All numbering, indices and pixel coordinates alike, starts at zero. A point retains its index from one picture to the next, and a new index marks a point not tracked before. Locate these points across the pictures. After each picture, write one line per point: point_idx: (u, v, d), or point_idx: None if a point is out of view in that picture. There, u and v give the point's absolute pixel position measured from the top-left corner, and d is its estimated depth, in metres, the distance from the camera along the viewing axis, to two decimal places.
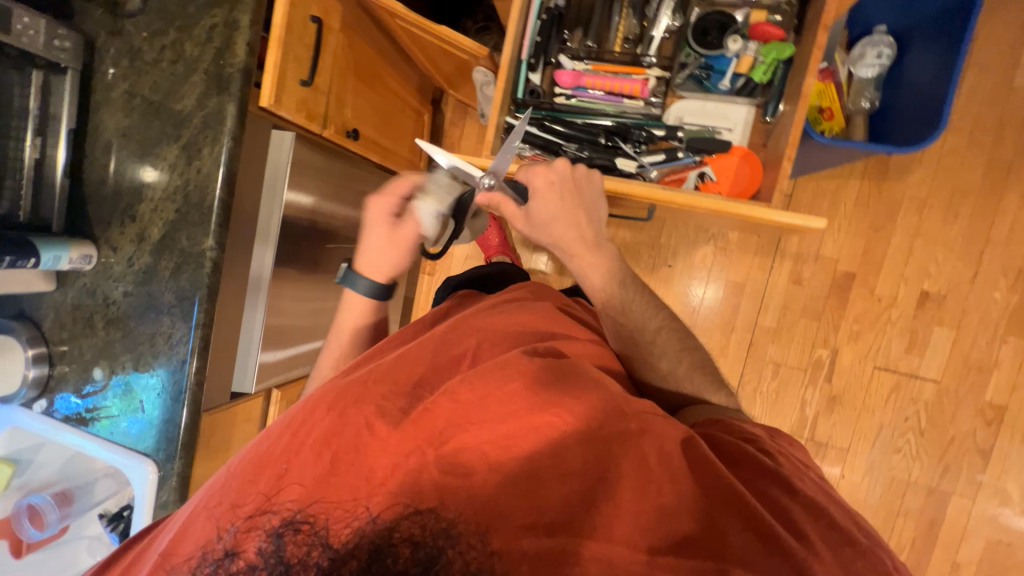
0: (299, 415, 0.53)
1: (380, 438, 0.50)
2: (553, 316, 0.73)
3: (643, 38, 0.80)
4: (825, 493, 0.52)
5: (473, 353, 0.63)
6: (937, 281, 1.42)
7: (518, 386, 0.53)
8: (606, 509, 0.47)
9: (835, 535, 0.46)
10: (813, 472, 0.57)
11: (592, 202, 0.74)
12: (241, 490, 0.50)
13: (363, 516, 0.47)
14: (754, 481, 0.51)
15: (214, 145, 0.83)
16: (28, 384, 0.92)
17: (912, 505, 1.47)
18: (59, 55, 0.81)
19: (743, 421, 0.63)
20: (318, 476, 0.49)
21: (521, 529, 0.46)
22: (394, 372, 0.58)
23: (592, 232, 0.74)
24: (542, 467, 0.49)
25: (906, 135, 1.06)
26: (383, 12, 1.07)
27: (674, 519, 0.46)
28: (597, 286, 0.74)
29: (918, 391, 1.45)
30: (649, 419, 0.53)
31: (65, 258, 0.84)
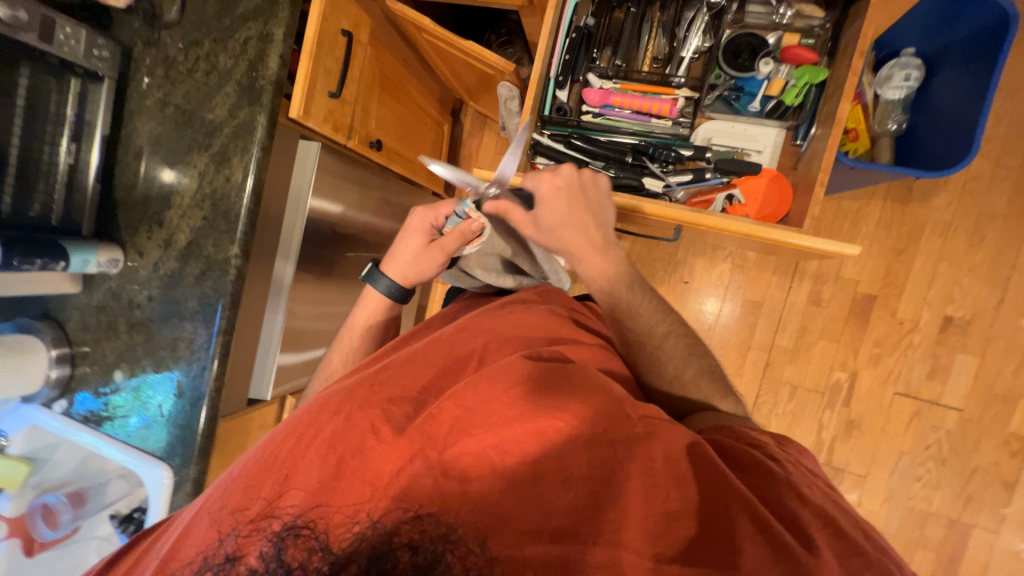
0: (303, 419, 0.52)
1: (385, 442, 0.49)
2: (560, 317, 0.72)
3: (672, 58, 0.80)
4: (835, 501, 0.49)
5: (479, 354, 0.61)
6: (962, 307, 1.39)
7: (523, 393, 0.51)
8: (613, 515, 0.45)
9: (843, 546, 0.44)
10: (823, 479, 0.54)
11: (596, 209, 0.72)
12: (242, 494, 0.49)
13: (363, 520, 0.46)
14: (762, 487, 0.49)
15: (244, 155, 0.85)
16: (50, 384, 0.93)
17: (931, 536, 1.43)
18: (98, 64, 0.82)
19: (750, 427, 0.61)
20: (321, 481, 0.48)
21: (524, 536, 0.45)
22: (399, 377, 0.57)
23: (598, 239, 0.72)
24: (544, 465, 0.47)
25: (935, 158, 1.05)
26: (411, 25, 1.09)
27: (682, 528, 0.45)
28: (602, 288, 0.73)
29: (940, 418, 1.41)
30: (655, 424, 0.51)
31: (93, 262, 0.85)
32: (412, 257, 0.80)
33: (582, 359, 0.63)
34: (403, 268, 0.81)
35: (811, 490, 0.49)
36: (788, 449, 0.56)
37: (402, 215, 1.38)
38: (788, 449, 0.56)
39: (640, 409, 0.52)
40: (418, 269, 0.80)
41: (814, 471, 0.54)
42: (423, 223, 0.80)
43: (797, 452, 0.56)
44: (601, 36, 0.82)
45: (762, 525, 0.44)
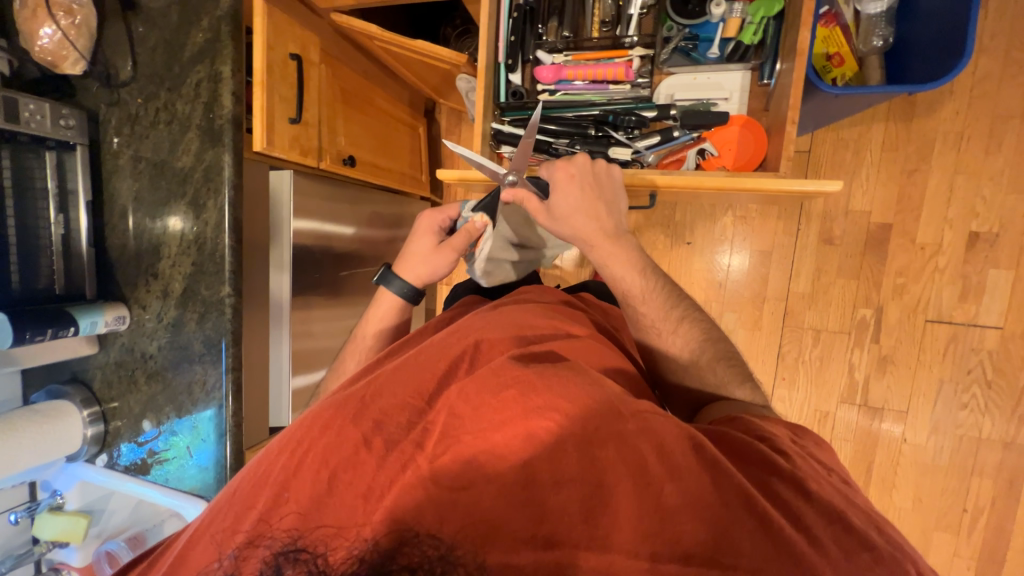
0: (298, 431, 0.49)
1: (378, 455, 0.45)
2: (552, 316, 0.70)
3: (620, 18, 0.76)
4: (843, 496, 0.47)
5: (470, 357, 0.58)
6: (988, 219, 1.30)
7: (514, 394, 0.47)
8: (605, 518, 0.43)
9: (849, 540, 0.42)
10: (834, 472, 0.51)
11: (610, 196, 0.71)
12: (238, 512, 0.45)
13: (363, 543, 0.42)
14: (766, 481, 0.46)
15: (217, 196, 0.86)
16: (88, 441, 0.99)
17: (987, 463, 1.37)
18: (67, 133, 0.85)
19: (760, 418, 0.58)
20: (314, 496, 0.44)
21: (518, 542, 0.42)
22: (392, 384, 0.53)
23: (612, 227, 0.71)
24: (539, 471, 0.44)
25: (931, 67, 0.97)
26: (362, 36, 1.08)
27: (677, 524, 0.42)
28: (616, 274, 0.70)
29: (979, 341, 1.34)
30: (648, 418, 0.48)
31: (101, 322, 0.90)
32: (424, 257, 0.83)
33: (578, 355, 0.61)
34: (416, 267, 0.83)
35: (818, 486, 0.47)
36: (796, 442, 0.54)
37: (393, 224, 1.38)
38: (797, 442, 0.54)
39: (637, 406, 0.50)
40: (430, 269, 0.82)
41: (824, 463, 0.52)
42: (431, 224, 0.84)
43: (806, 445, 0.54)
44: (545, 9, 0.79)
45: (765, 521, 0.42)
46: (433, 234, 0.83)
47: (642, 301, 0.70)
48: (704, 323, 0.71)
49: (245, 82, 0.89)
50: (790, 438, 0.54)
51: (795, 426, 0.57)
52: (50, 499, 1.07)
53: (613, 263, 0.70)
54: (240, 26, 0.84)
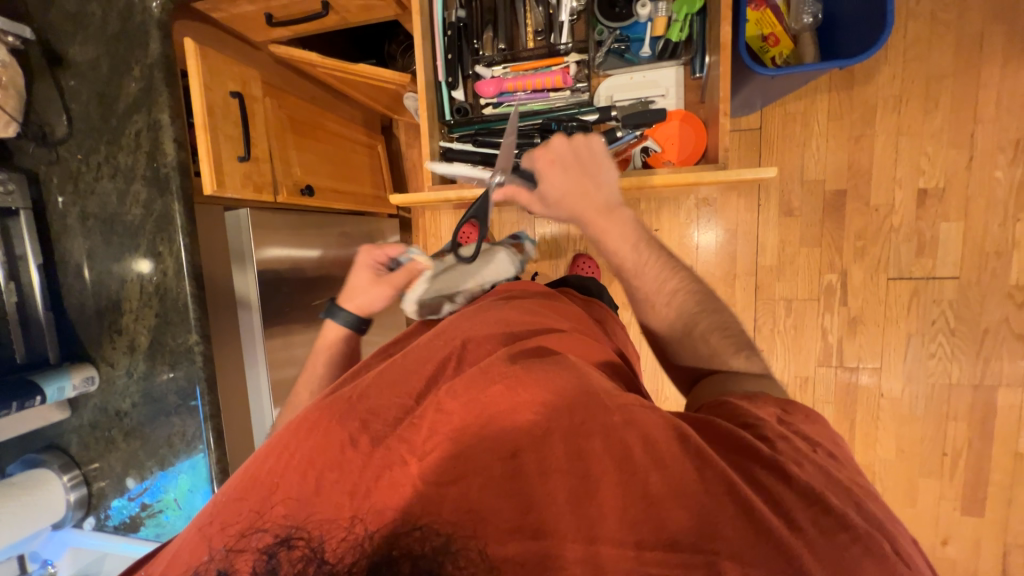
0: (284, 436, 0.47)
1: (363, 454, 0.44)
2: (536, 312, 0.69)
3: (552, 26, 0.76)
4: (825, 477, 0.43)
5: (458, 355, 0.57)
6: (934, 175, 1.35)
7: (501, 389, 0.46)
8: (596, 506, 0.41)
9: (828, 521, 0.39)
10: (820, 448, 0.46)
11: (597, 172, 0.68)
12: (230, 508, 0.44)
13: (359, 531, 0.41)
14: (742, 466, 0.43)
15: (172, 244, 0.85)
16: (73, 506, 0.97)
17: (960, 406, 1.43)
18: (8, 200, 0.83)
19: (750, 399, 0.52)
20: (302, 497, 0.43)
21: (507, 533, 0.40)
22: (379, 386, 0.52)
23: (610, 200, 0.68)
24: (525, 459, 0.42)
25: (860, 38, 1.00)
26: (304, 64, 1.07)
27: (663, 512, 0.40)
28: (604, 248, 0.67)
29: (939, 292, 1.40)
30: (633, 410, 0.46)
31: (68, 386, 0.88)
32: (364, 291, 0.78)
33: (565, 346, 0.60)
34: (357, 299, 0.79)
35: (799, 468, 0.43)
36: (783, 423, 0.48)
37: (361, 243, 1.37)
38: (783, 422, 0.48)
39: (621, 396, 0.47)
40: (369, 300, 0.79)
41: (808, 439, 0.47)
42: (368, 260, 0.80)
43: (793, 423, 0.48)
44: (478, 22, 0.79)
45: (746, 509, 0.39)
46: (370, 268, 0.79)
47: (642, 272, 0.66)
48: (684, 289, 0.65)
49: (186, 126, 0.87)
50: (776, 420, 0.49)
51: (786, 403, 0.52)
52: (42, 570, 1.04)
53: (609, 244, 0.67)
54: (173, 70, 0.83)
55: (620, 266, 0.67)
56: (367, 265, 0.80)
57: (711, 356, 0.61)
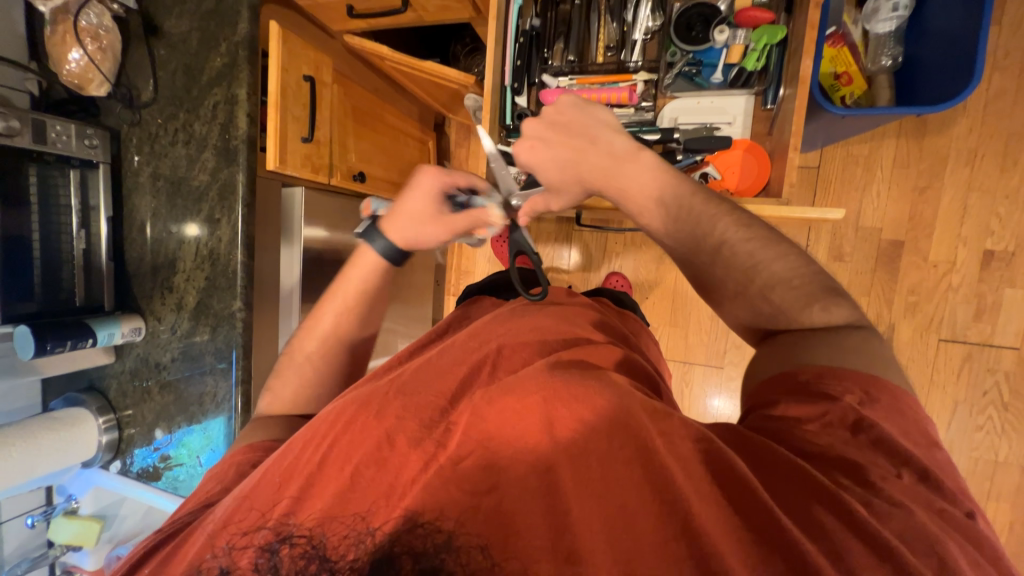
0: (320, 427, 0.48)
1: (401, 454, 0.45)
2: (571, 320, 0.68)
3: (625, 43, 0.77)
4: (906, 514, 0.39)
5: (493, 360, 0.57)
6: (1003, 238, 1.28)
7: (538, 400, 0.46)
8: (629, 542, 0.39)
9: (878, 558, 0.36)
10: (904, 471, 0.43)
11: (590, 128, 0.64)
12: (262, 492, 0.46)
13: (363, 529, 0.41)
14: (804, 503, 0.40)
15: (230, 214, 0.89)
16: (103, 448, 1.02)
17: (1004, 487, 1.33)
18: (90, 153, 0.88)
19: (807, 390, 0.48)
20: (337, 493, 0.44)
21: (534, 553, 0.39)
22: (414, 383, 0.53)
23: (623, 147, 0.64)
24: (561, 478, 0.42)
25: (941, 87, 0.96)
26: (374, 56, 1.11)
27: (700, 549, 0.38)
28: (639, 205, 0.64)
29: (995, 361, 1.31)
30: (676, 441, 0.44)
31: (118, 334, 0.93)
32: (413, 223, 0.70)
33: (603, 362, 0.59)
34: (404, 229, 0.70)
35: (871, 507, 0.40)
36: (858, 436, 0.45)
37: None
38: (858, 433, 0.45)
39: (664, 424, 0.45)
40: (420, 240, 0.71)
41: (888, 454, 0.43)
42: (431, 184, 0.69)
43: (872, 430, 0.44)
44: (549, 33, 0.80)
45: (797, 561, 0.36)
46: (430, 195, 0.69)
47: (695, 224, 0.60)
48: (746, 241, 0.58)
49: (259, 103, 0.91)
50: (848, 433, 0.45)
51: (867, 384, 0.47)
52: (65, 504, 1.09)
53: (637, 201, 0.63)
54: (257, 50, 0.87)
55: (674, 216, 0.61)
56: (420, 191, 0.70)
57: (779, 316, 0.56)
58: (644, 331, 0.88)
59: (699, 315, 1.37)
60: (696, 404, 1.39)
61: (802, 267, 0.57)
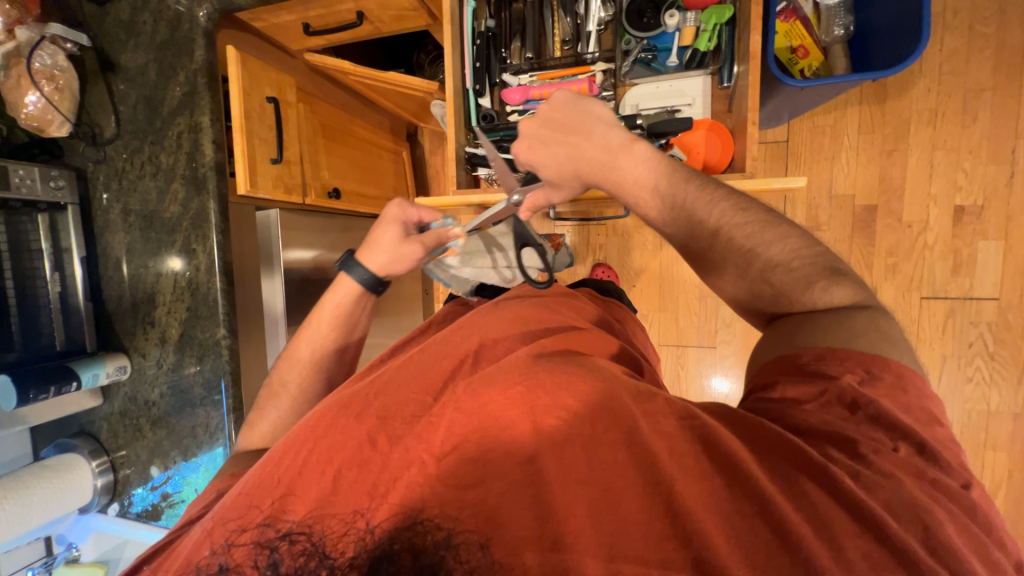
0: (300, 433, 0.48)
1: (382, 453, 0.45)
2: (557, 310, 0.69)
3: (580, 35, 0.78)
4: (891, 483, 0.40)
5: (476, 354, 0.57)
6: (971, 192, 1.31)
7: (520, 391, 0.45)
8: (616, 519, 0.40)
9: (865, 531, 0.38)
10: (902, 444, 0.43)
11: (584, 124, 0.64)
12: (247, 498, 0.45)
13: (362, 526, 0.41)
14: (791, 476, 0.41)
15: (205, 241, 0.88)
16: (99, 491, 1.00)
17: (999, 434, 1.35)
18: (58, 195, 0.87)
19: (811, 373, 0.48)
20: (319, 496, 0.43)
21: (523, 540, 0.39)
22: (398, 381, 0.52)
23: (616, 138, 0.64)
24: (545, 466, 0.42)
25: (893, 51, 0.99)
26: (337, 72, 1.11)
27: (688, 524, 0.39)
28: (635, 193, 0.63)
29: (977, 313, 1.34)
30: (660, 421, 0.44)
31: (102, 373, 0.91)
32: (387, 252, 0.72)
33: (587, 348, 0.60)
34: (381, 256, 0.73)
35: (860, 479, 0.40)
36: (855, 413, 0.45)
37: None
38: (855, 411, 0.45)
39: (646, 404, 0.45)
40: (397, 266, 0.74)
41: (884, 428, 0.44)
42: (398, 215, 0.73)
43: (870, 407, 0.45)
44: (504, 31, 0.81)
45: (781, 531, 0.38)
46: (395, 225, 0.73)
47: (691, 212, 0.61)
48: (740, 225, 0.59)
49: (223, 127, 0.91)
50: (846, 411, 0.46)
51: (869, 362, 0.48)
52: (66, 553, 1.07)
53: (632, 189, 0.63)
54: (216, 76, 0.87)
55: (667, 204, 0.62)
56: (389, 222, 0.73)
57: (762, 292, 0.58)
58: (629, 316, 0.90)
59: (686, 297, 1.38)
60: (692, 385, 1.40)
61: (805, 251, 0.57)
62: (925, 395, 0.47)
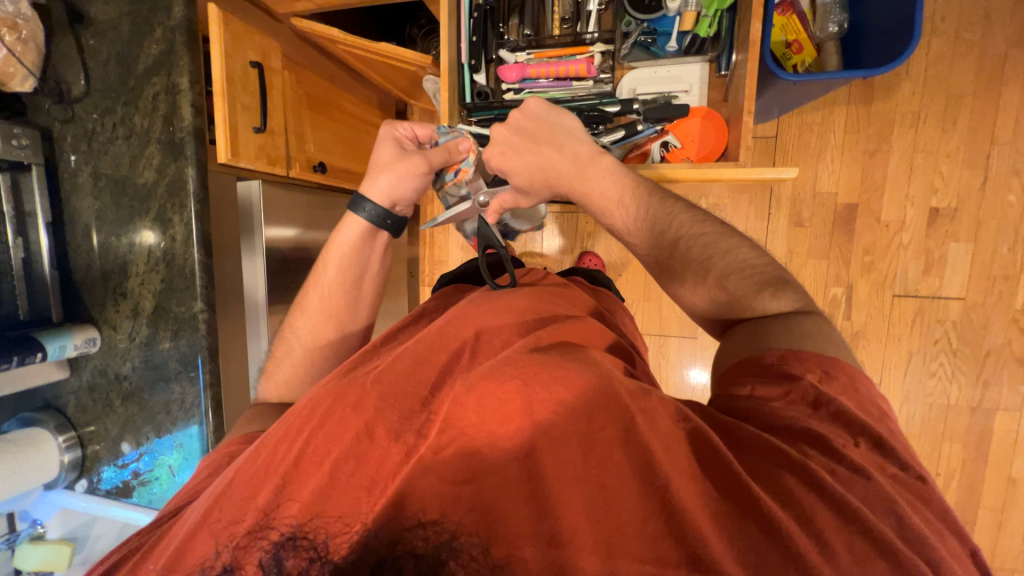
0: (296, 420, 0.48)
1: (382, 445, 0.44)
2: (550, 300, 0.68)
3: (580, 15, 0.77)
4: (865, 480, 0.42)
5: (472, 347, 0.56)
6: (946, 195, 1.35)
7: (517, 385, 0.45)
8: (614, 514, 0.40)
9: (850, 526, 0.39)
10: (860, 438, 0.45)
11: (556, 137, 0.68)
12: (240, 499, 0.44)
13: (364, 529, 0.41)
14: (773, 474, 0.42)
15: (183, 210, 0.84)
16: (66, 467, 0.97)
17: (957, 426, 1.43)
18: (22, 154, 0.82)
19: (777, 371, 0.51)
20: (316, 489, 0.43)
21: (521, 537, 0.39)
22: (393, 372, 0.51)
23: (583, 151, 0.68)
24: (542, 458, 0.42)
25: (883, 51, 1.00)
26: (324, 39, 1.06)
27: (685, 522, 0.39)
28: (601, 203, 0.67)
29: (944, 311, 1.39)
30: (657, 418, 0.45)
31: (70, 345, 0.87)
32: (392, 172, 0.73)
33: (580, 338, 0.60)
34: (382, 183, 0.73)
35: (836, 474, 0.42)
36: (819, 410, 0.47)
37: None
38: (818, 408, 0.47)
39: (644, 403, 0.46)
40: (404, 187, 0.73)
41: (846, 425, 0.46)
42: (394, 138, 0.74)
43: (830, 405, 0.47)
44: (502, 8, 0.80)
45: (773, 531, 0.38)
46: (394, 148, 0.74)
47: (656, 225, 0.65)
48: (701, 237, 0.64)
49: (204, 93, 0.86)
50: (812, 409, 0.47)
51: (825, 362, 0.51)
52: (30, 529, 1.03)
53: (599, 197, 0.67)
54: (195, 35, 0.82)
55: (632, 214, 0.66)
56: (387, 145, 0.74)
57: (736, 305, 0.61)
58: (619, 306, 0.91)
59: None
60: (671, 375, 1.42)
61: (756, 260, 0.62)
62: (872, 392, 0.51)
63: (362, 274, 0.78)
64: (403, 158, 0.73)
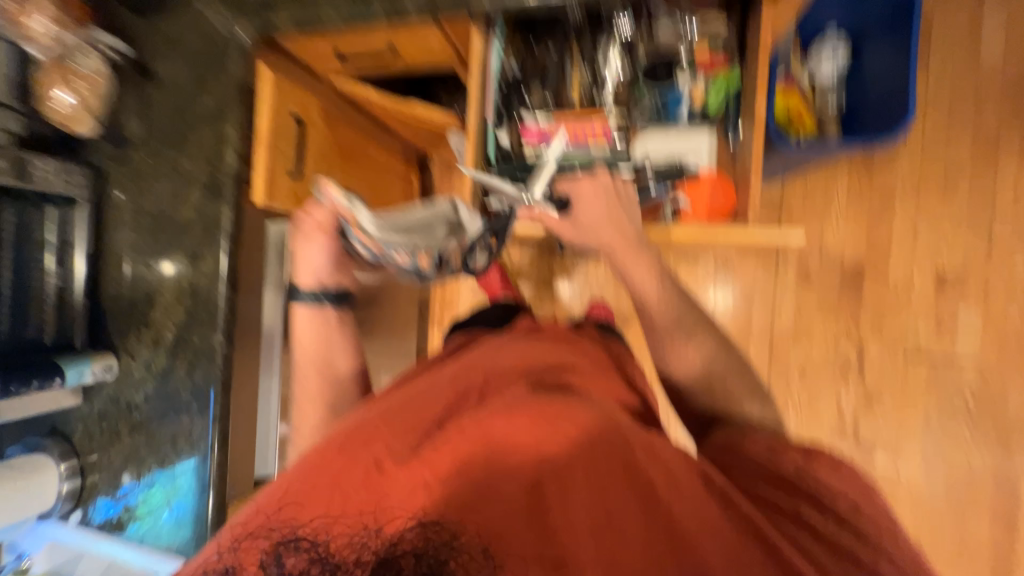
0: (307, 464, 0.47)
1: (390, 476, 0.45)
2: (562, 347, 0.70)
3: (597, 82, 0.86)
4: (836, 558, 0.47)
5: (482, 389, 0.55)
6: (953, 260, 1.38)
7: (529, 421, 0.46)
8: (608, 537, 0.42)
9: None
10: (832, 513, 0.50)
11: (617, 199, 0.74)
12: (250, 518, 0.45)
13: (367, 537, 0.43)
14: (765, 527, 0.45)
15: (215, 247, 0.89)
16: (63, 496, 0.95)
17: (983, 500, 1.36)
18: (72, 189, 0.89)
19: (758, 451, 0.55)
20: (327, 512, 0.44)
21: (520, 560, 0.41)
22: (406, 409, 0.52)
23: (619, 212, 0.74)
24: (546, 483, 0.44)
25: (883, 123, 1.07)
26: (359, 95, 1.15)
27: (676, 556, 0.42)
28: (625, 262, 0.72)
29: (959, 376, 1.37)
30: (657, 450, 0.48)
31: (88, 372, 0.89)
32: (308, 252, 0.88)
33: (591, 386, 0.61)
34: (312, 262, 0.88)
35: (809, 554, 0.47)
36: (798, 487, 0.51)
37: None
38: (799, 484, 0.52)
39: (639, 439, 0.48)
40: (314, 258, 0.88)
41: (819, 506, 0.50)
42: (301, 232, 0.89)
43: (809, 486, 0.51)
44: (526, 79, 0.88)
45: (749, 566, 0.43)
46: (303, 238, 0.89)
47: (665, 311, 0.70)
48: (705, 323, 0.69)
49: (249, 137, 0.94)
50: (793, 483, 0.52)
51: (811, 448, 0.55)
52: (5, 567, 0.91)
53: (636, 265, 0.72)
54: (248, 91, 0.91)
55: (660, 278, 0.72)
56: (300, 237, 0.90)
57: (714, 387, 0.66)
58: (626, 352, 0.92)
59: None
60: (681, 431, 1.35)
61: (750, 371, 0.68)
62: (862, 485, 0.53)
63: (335, 330, 0.90)
64: (310, 237, 0.87)
